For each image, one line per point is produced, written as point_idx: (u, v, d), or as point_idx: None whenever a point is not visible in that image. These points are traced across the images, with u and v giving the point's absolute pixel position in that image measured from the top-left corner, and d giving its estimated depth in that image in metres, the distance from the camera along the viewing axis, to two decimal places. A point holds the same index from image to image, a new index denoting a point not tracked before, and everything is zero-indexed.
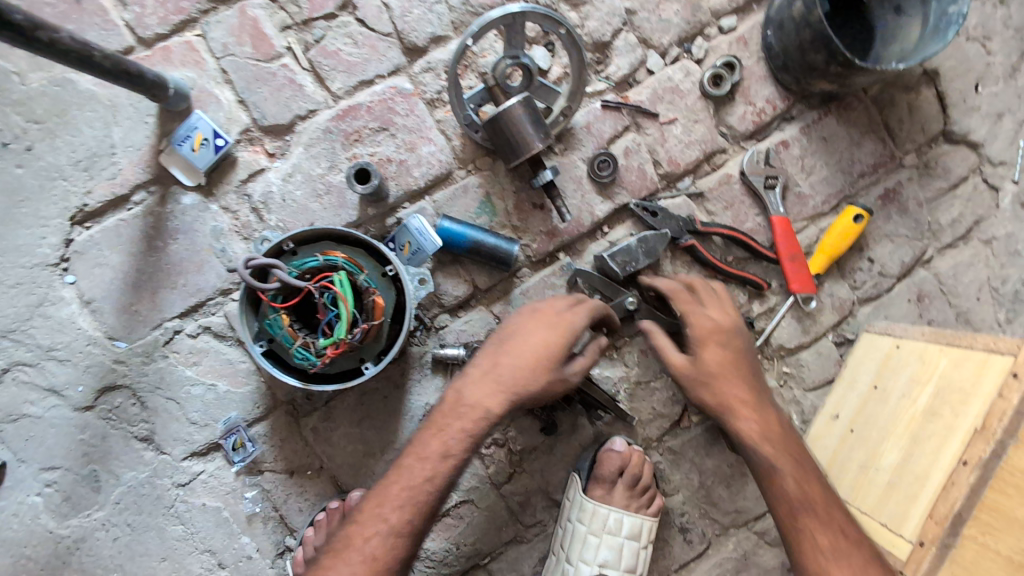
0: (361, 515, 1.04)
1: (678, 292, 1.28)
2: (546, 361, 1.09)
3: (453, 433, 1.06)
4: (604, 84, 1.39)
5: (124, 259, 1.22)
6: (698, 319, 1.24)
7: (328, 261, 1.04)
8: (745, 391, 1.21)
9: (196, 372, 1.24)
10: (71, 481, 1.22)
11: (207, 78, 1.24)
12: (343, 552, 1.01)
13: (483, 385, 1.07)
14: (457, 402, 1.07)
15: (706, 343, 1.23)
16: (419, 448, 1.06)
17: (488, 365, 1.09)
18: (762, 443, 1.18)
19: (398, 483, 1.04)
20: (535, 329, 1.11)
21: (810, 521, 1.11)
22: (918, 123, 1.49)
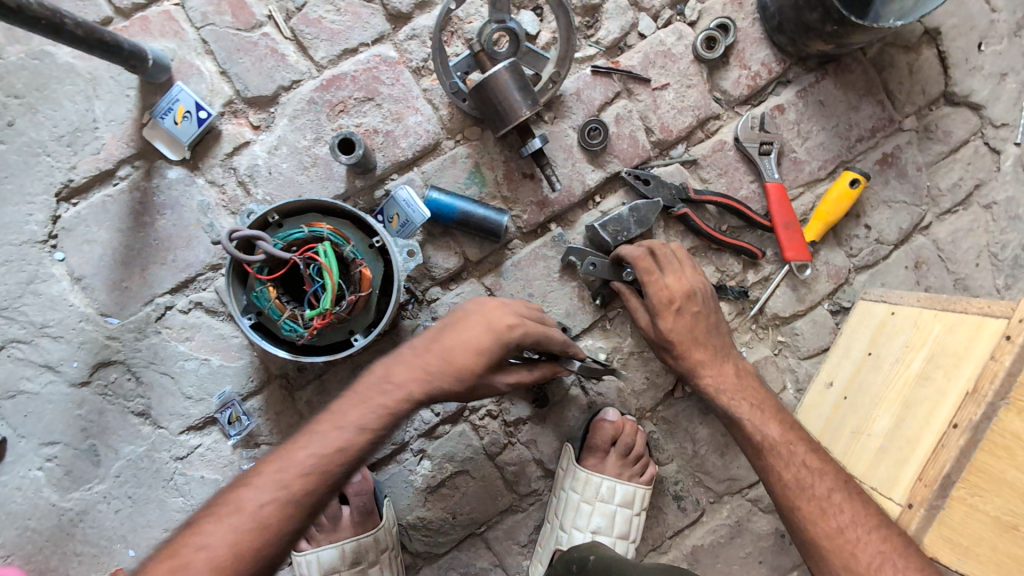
0: (256, 478, 0.93)
1: (641, 258, 1.26)
2: (475, 354, 0.99)
3: (373, 407, 0.96)
4: (594, 50, 1.36)
5: (112, 236, 1.21)
6: (657, 289, 1.26)
7: (313, 233, 1.04)
8: (705, 352, 1.29)
9: (189, 347, 1.25)
10: (71, 455, 1.24)
11: (188, 49, 1.22)
12: (232, 515, 0.90)
13: (405, 370, 0.99)
14: (383, 379, 0.99)
15: (662, 312, 1.27)
16: (330, 417, 0.97)
17: (418, 349, 1.01)
18: (722, 396, 1.28)
19: (303, 449, 0.94)
20: (473, 319, 1.02)
21: (778, 466, 1.19)
22: (917, 85, 1.45)
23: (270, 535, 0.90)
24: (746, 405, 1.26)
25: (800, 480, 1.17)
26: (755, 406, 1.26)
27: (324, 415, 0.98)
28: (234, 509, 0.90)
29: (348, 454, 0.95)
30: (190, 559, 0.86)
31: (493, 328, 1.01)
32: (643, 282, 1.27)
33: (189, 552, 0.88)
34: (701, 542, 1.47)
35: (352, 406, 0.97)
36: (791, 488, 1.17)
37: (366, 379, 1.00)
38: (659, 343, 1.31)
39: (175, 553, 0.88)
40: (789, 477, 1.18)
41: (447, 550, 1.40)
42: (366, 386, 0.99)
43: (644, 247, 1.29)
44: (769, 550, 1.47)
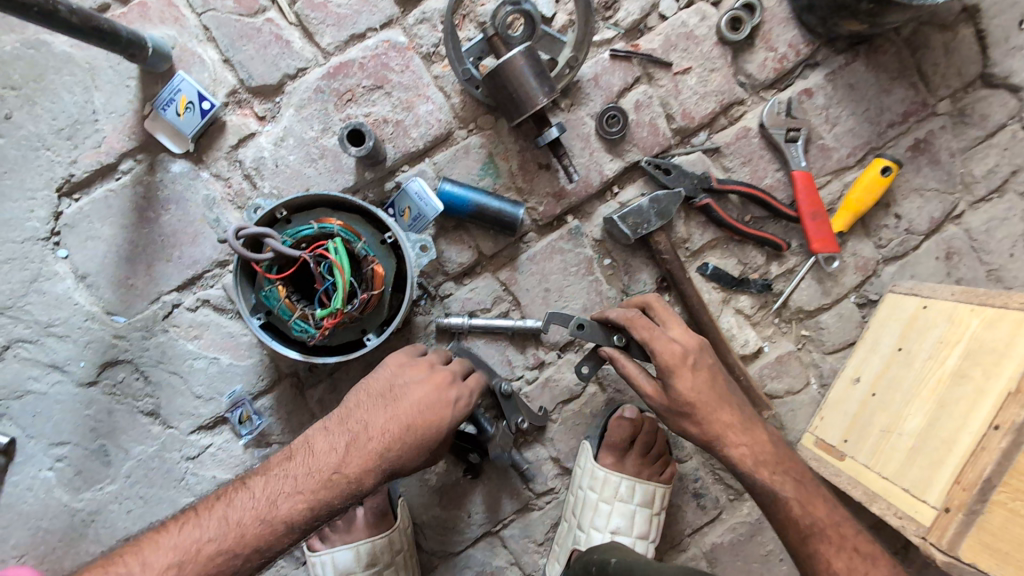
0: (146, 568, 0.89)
1: (634, 318, 1.11)
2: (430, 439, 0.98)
3: (308, 498, 0.94)
4: (613, 32, 1.30)
5: (115, 232, 1.18)
6: (667, 345, 1.08)
7: (323, 229, 0.99)
8: (731, 413, 1.09)
9: (198, 346, 1.22)
10: (82, 456, 1.22)
11: (189, 36, 1.17)
12: None
13: (352, 456, 0.96)
14: (328, 465, 0.95)
15: (678, 370, 1.07)
16: (248, 508, 0.94)
17: (371, 433, 0.97)
18: (759, 468, 1.08)
19: (213, 539, 0.92)
20: (421, 398, 0.99)
21: (828, 552, 1.03)
22: (953, 66, 1.38)
23: None
24: (788, 481, 1.07)
25: (853, 567, 1.01)
26: (788, 481, 1.07)
27: (251, 500, 0.94)
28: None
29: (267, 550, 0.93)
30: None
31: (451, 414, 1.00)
32: (644, 344, 1.09)
33: None
34: (721, 540, 1.44)
35: (288, 493, 0.94)
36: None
37: (304, 457, 0.97)
38: (671, 410, 1.09)
39: None
40: (839, 564, 1.01)
41: (462, 548, 1.38)
42: (301, 471, 0.96)
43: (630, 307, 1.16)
44: None
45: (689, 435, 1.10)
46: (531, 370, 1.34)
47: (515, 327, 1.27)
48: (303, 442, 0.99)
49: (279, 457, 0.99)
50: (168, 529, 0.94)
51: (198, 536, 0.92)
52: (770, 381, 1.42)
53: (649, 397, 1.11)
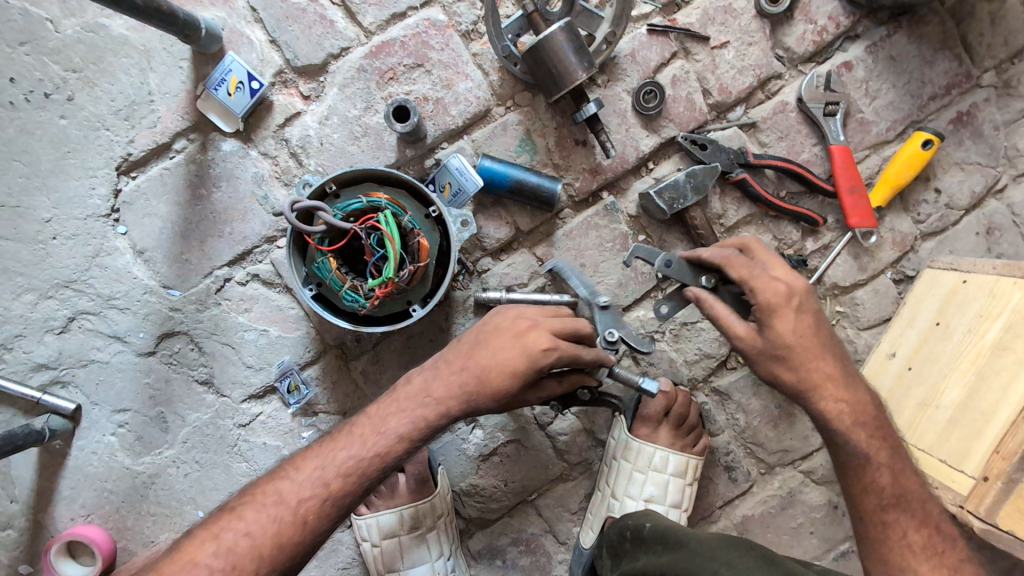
0: (299, 471, 1.01)
1: (731, 258, 1.10)
2: (509, 376, 0.99)
3: (414, 417, 1.01)
4: (650, 7, 1.29)
5: (171, 209, 1.23)
6: (768, 284, 1.06)
7: (372, 203, 1.02)
8: (830, 367, 1.08)
9: (248, 319, 1.27)
10: (142, 422, 1.29)
11: (237, 18, 1.19)
12: (263, 505, 0.98)
13: (445, 383, 1.01)
14: (424, 391, 1.01)
15: (779, 311, 1.05)
16: (363, 428, 1.02)
17: (462, 373, 1.01)
18: (856, 429, 1.08)
19: (343, 451, 1.00)
20: (503, 342, 1.00)
21: (907, 525, 1.05)
22: (999, 36, 1.35)
23: (276, 541, 0.96)
24: (884, 448, 1.08)
25: (929, 543, 1.04)
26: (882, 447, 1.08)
27: (363, 421, 1.03)
28: (276, 503, 0.98)
29: (384, 462, 1.00)
30: (234, 544, 0.95)
31: (529, 348, 0.99)
32: (741, 283, 1.08)
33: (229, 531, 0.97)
34: (751, 512, 1.49)
35: (392, 414, 1.02)
36: (913, 548, 1.04)
37: (409, 388, 1.03)
38: (764, 353, 1.07)
39: (216, 535, 0.97)
40: (916, 538, 1.04)
41: (499, 515, 1.43)
42: (406, 395, 1.02)
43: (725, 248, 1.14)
44: (820, 521, 1.49)
45: (781, 381, 1.08)
46: None
47: (549, 301, 1.26)
48: (412, 376, 1.05)
49: (392, 393, 1.04)
50: (306, 453, 1.03)
51: (326, 454, 1.01)
52: None
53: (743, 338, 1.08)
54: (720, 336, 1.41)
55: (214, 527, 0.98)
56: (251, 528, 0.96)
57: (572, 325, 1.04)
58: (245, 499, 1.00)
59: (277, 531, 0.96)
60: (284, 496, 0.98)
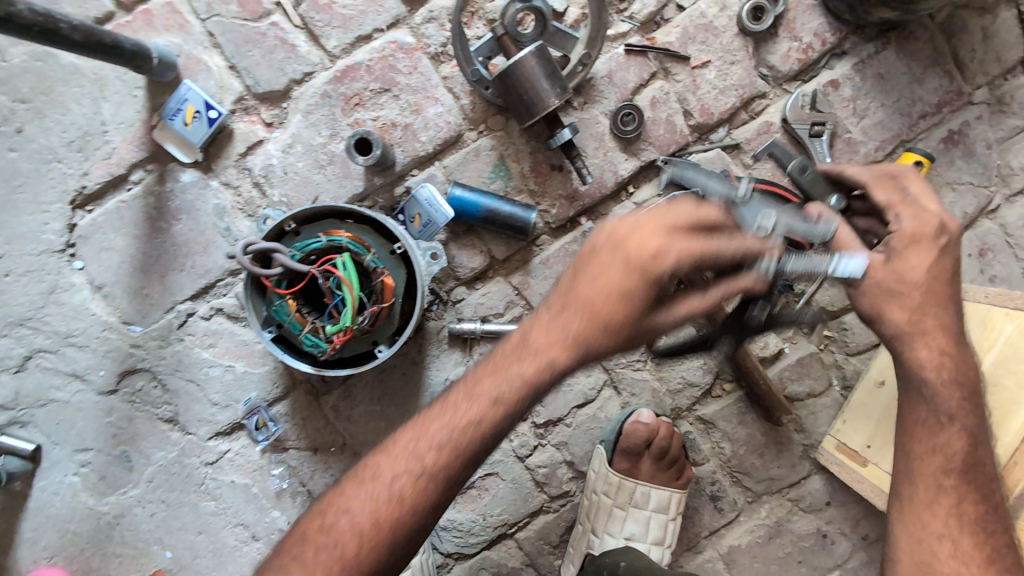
0: (392, 447, 0.88)
1: (881, 182, 0.94)
2: (616, 300, 0.81)
3: (512, 376, 0.85)
4: (628, 25, 1.24)
5: (129, 242, 1.18)
6: (920, 213, 0.89)
7: (332, 242, 0.97)
8: (950, 316, 0.89)
9: (213, 354, 1.23)
10: (105, 462, 1.25)
11: (194, 43, 1.14)
12: (368, 482, 0.86)
13: (546, 329, 0.85)
14: (521, 344, 0.86)
15: (920, 242, 0.88)
16: (456, 399, 0.87)
17: (569, 310, 0.84)
18: (950, 386, 0.89)
19: (436, 420, 0.86)
20: (603, 263, 0.82)
21: (962, 495, 0.87)
22: (991, 52, 1.31)
23: (377, 526, 0.84)
24: (974, 415, 0.89)
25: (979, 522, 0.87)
26: (974, 413, 0.89)
27: (456, 387, 0.89)
28: (372, 479, 0.86)
29: (485, 426, 0.85)
30: (336, 526, 0.85)
31: (635, 260, 0.80)
32: (890, 207, 0.92)
33: (336, 513, 0.86)
34: (738, 542, 1.45)
35: (485, 375, 0.87)
36: (954, 517, 0.87)
37: (508, 344, 0.88)
38: (881, 285, 0.88)
39: (321, 511, 0.87)
40: (969, 507, 0.87)
41: (478, 550, 1.38)
42: (504, 352, 0.87)
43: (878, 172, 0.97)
44: (809, 550, 1.45)
45: (886, 319, 0.89)
46: None
47: None
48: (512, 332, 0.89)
49: (487, 356, 0.89)
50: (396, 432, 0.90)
51: (416, 429, 0.87)
52: (790, 383, 1.40)
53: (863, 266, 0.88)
54: (703, 365, 1.38)
55: (321, 505, 0.88)
56: (351, 512, 0.85)
57: (692, 217, 0.81)
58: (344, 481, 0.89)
59: (372, 517, 0.84)
60: (379, 474, 0.86)
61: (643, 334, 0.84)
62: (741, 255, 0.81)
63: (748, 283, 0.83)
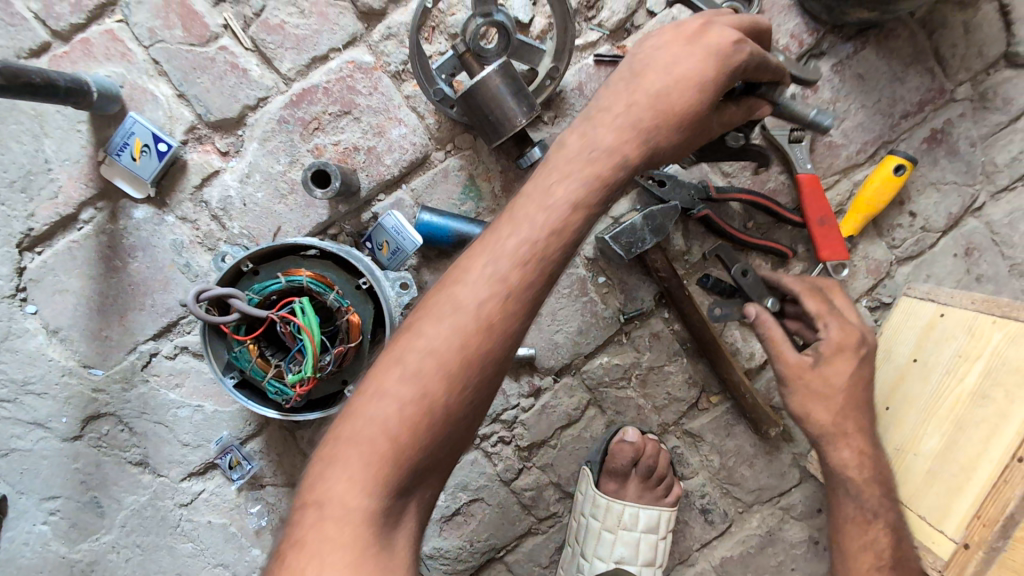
0: (464, 275, 0.80)
1: (808, 291, 1.18)
2: (696, 87, 0.79)
3: (584, 179, 0.80)
4: (597, 34, 1.18)
5: (84, 283, 1.12)
6: (842, 326, 1.14)
7: (292, 283, 0.92)
8: (865, 421, 1.15)
9: (181, 394, 1.18)
10: (74, 509, 1.20)
11: (137, 73, 1.07)
12: (449, 314, 0.78)
13: (613, 128, 0.81)
14: (590, 146, 0.81)
15: (840, 355, 1.13)
16: (521, 221, 0.80)
17: (643, 103, 0.80)
18: (868, 482, 1.12)
19: (508, 240, 0.79)
20: (670, 53, 0.81)
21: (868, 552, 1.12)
22: (973, 47, 1.27)
23: (466, 363, 0.77)
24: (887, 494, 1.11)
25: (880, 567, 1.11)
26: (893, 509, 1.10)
27: (519, 203, 0.81)
28: (450, 314, 0.78)
29: (564, 238, 0.80)
30: (419, 366, 0.77)
31: (712, 47, 0.80)
32: (818, 314, 1.15)
33: (416, 353, 0.77)
34: (730, 553, 1.43)
35: (554, 185, 0.80)
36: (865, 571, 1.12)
37: (574, 150, 0.81)
38: (807, 389, 1.14)
39: (399, 357, 0.78)
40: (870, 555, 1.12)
41: None
42: (571, 159, 0.81)
43: (807, 283, 1.21)
44: (801, 557, 1.43)
45: (814, 419, 1.14)
46: (526, 398, 1.31)
47: None
48: (570, 140, 0.82)
49: (544, 170, 0.82)
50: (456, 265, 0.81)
51: (485, 257, 0.79)
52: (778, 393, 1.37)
53: (792, 367, 1.14)
54: (689, 379, 1.35)
55: (393, 351, 0.79)
56: (434, 347, 0.77)
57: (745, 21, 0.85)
58: (409, 327, 0.80)
59: (459, 354, 0.77)
60: (456, 307, 0.78)
61: (704, 130, 0.86)
62: (778, 75, 0.88)
63: (760, 105, 0.92)
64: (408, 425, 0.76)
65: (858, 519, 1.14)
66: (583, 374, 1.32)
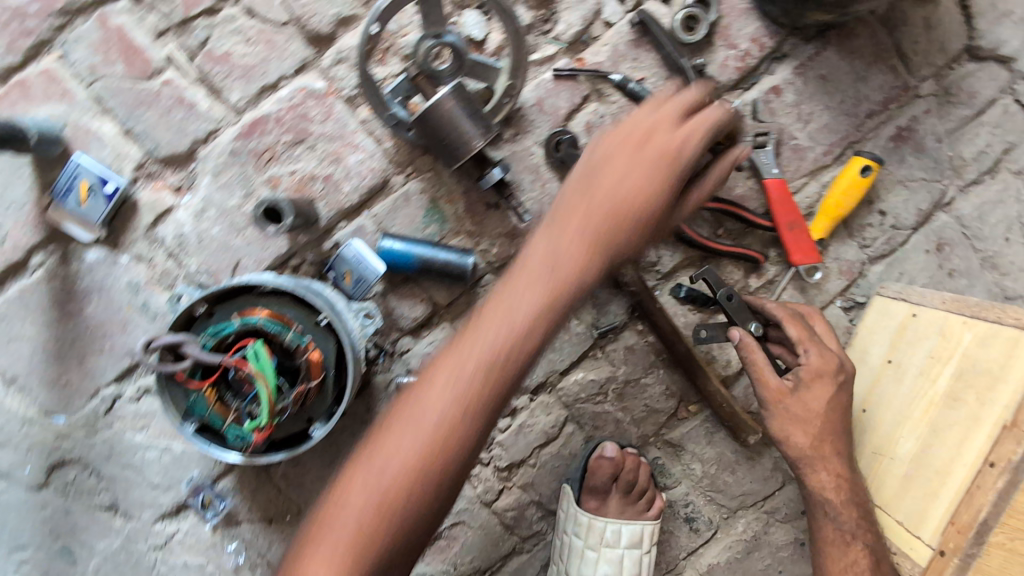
0: (433, 385, 0.82)
1: (791, 317, 1.16)
2: (646, 194, 0.83)
3: (542, 285, 0.82)
4: (554, 47, 1.16)
5: (40, 329, 1.10)
6: (823, 353, 1.13)
7: (245, 325, 0.90)
8: (843, 447, 1.14)
9: (147, 436, 1.16)
10: (44, 559, 1.17)
11: (81, 111, 1.05)
12: (413, 425, 0.81)
13: (574, 238, 0.83)
14: (550, 256, 0.83)
15: (820, 379, 1.13)
16: (491, 327, 0.82)
17: (598, 214, 0.83)
18: (846, 505, 1.12)
19: (474, 350, 0.81)
20: (625, 160, 0.85)
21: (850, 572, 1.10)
22: (935, 43, 1.26)
23: (431, 476, 0.80)
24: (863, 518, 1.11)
25: None
26: (872, 532, 1.10)
27: (488, 310, 0.84)
28: (418, 429, 0.80)
29: (529, 343, 0.82)
30: (386, 476, 0.80)
31: (659, 154, 0.84)
32: (798, 339, 1.14)
33: (381, 461, 0.80)
34: (716, 559, 1.42)
35: (519, 297, 0.82)
36: None
37: (537, 257, 0.83)
38: (786, 411, 1.13)
39: (365, 466, 0.81)
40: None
41: None
42: (535, 268, 0.83)
43: (789, 308, 1.19)
44: (788, 559, 1.43)
45: (793, 442, 1.13)
46: (503, 418, 1.29)
47: None
48: (534, 250, 0.84)
49: (510, 277, 0.85)
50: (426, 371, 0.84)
51: (453, 367, 0.82)
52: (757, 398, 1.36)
53: (773, 392, 1.12)
54: (667, 390, 1.34)
55: (362, 456, 0.82)
56: (402, 460, 0.80)
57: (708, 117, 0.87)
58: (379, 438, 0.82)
59: (424, 468, 0.80)
60: (424, 421, 0.81)
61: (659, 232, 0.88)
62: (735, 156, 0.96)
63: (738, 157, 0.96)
64: (376, 526, 0.79)
65: (839, 540, 1.12)
66: (559, 392, 1.31)
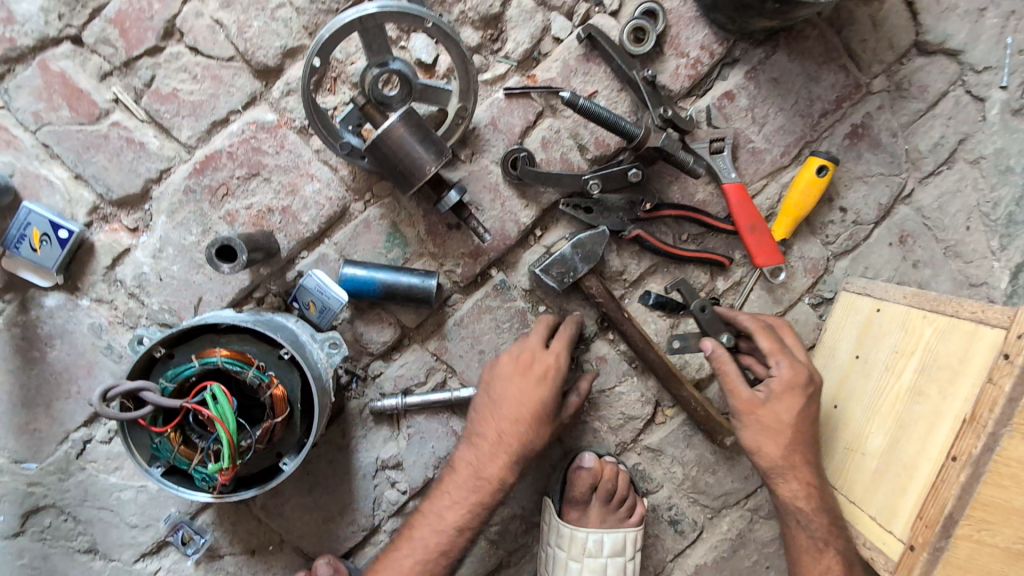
0: (415, 536, 1.11)
1: (761, 328, 1.17)
2: (537, 416, 1.09)
3: (472, 496, 1.09)
4: (505, 66, 1.18)
5: (4, 378, 1.09)
6: (794, 363, 1.14)
7: (205, 365, 0.89)
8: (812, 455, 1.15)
9: (121, 477, 1.15)
10: None
11: (29, 158, 1.05)
12: (404, 559, 1.10)
13: (490, 451, 1.09)
14: (474, 475, 1.09)
15: (791, 390, 1.13)
16: (427, 524, 1.11)
17: (506, 432, 1.09)
18: (818, 513, 1.12)
19: (438, 537, 1.10)
20: (515, 392, 1.09)
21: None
22: (883, 39, 1.27)
23: None
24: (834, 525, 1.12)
25: None
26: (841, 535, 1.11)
27: (445, 487, 1.11)
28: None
29: (473, 521, 1.10)
30: None
31: (539, 374, 1.09)
32: (769, 351, 1.15)
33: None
34: (703, 560, 1.43)
35: (453, 499, 1.10)
36: None
37: (467, 471, 1.10)
38: (758, 423, 1.14)
39: None
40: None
41: None
42: (470, 476, 1.10)
43: (762, 320, 1.20)
44: (775, 555, 1.44)
45: (764, 452, 1.14)
46: None
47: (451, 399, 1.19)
48: (463, 459, 1.11)
49: (448, 478, 1.11)
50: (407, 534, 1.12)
51: (427, 533, 1.10)
52: None
53: (744, 403, 1.14)
54: (643, 396, 1.35)
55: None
56: None
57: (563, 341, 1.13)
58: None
59: None
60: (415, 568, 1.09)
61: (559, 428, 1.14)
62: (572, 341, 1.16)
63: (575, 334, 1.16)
64: None
65: (812, 548, 1.13)
66: None
